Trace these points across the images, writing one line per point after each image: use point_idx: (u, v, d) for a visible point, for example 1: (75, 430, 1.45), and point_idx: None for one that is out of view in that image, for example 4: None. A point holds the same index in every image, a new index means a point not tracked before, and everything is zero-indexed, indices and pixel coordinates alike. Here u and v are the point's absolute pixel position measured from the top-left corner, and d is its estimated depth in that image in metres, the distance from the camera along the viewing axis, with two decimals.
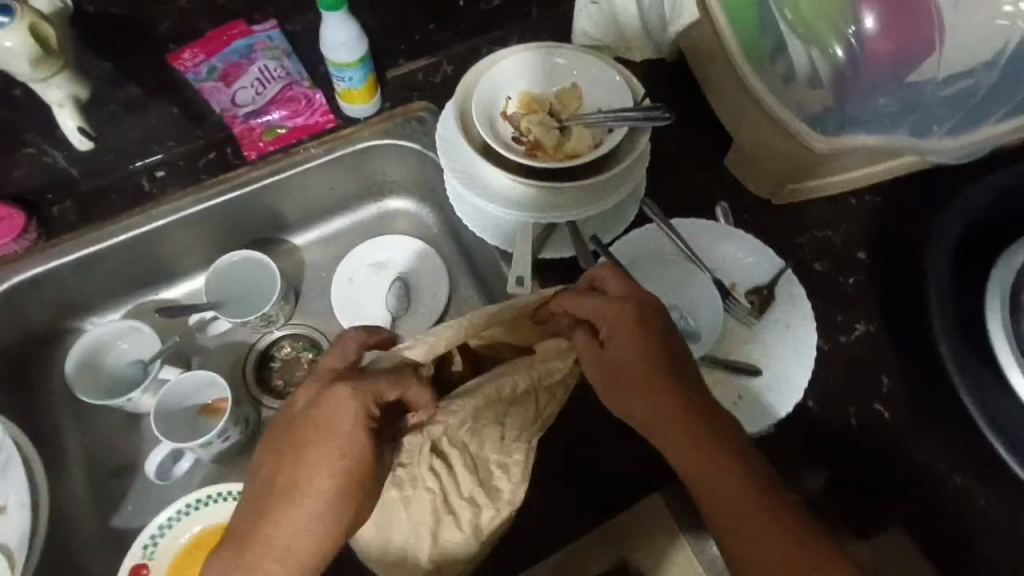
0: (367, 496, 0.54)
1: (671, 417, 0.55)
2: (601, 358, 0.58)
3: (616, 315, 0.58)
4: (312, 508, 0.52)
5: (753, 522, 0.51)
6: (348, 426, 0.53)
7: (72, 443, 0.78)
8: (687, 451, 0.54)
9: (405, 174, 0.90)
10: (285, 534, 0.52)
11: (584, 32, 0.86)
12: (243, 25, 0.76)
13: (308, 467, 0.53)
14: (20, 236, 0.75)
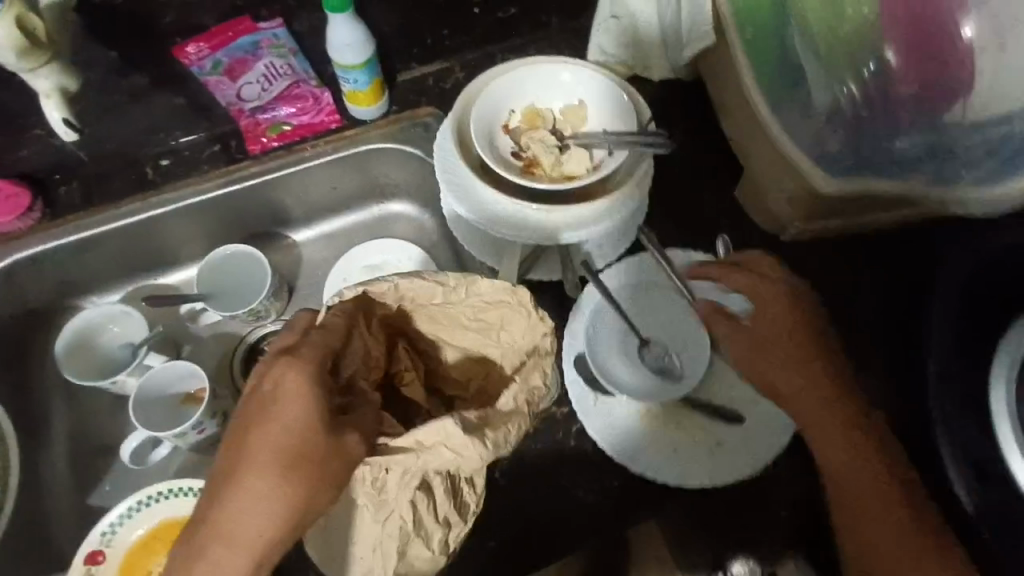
0: (319, 475, 0.53)
1: (818, 393, 0.63)
2: (752, 342, 0.65)
3: (773, 305, 0.64)
4: (268, 487, 0.53)
5: (876, 486, 0.59)
6: (291, 396, 0.54)
7: (58, 420, 0.80)
8: (818, 422, 0.62)
9: (408, 179, 0.89)
10: (246, 517, 0.52)
11: (601, 49, 0.83)
12: (248, 21, 0.73)
13: (258, 444, 0.54)
14: (25, 214, 0.77)
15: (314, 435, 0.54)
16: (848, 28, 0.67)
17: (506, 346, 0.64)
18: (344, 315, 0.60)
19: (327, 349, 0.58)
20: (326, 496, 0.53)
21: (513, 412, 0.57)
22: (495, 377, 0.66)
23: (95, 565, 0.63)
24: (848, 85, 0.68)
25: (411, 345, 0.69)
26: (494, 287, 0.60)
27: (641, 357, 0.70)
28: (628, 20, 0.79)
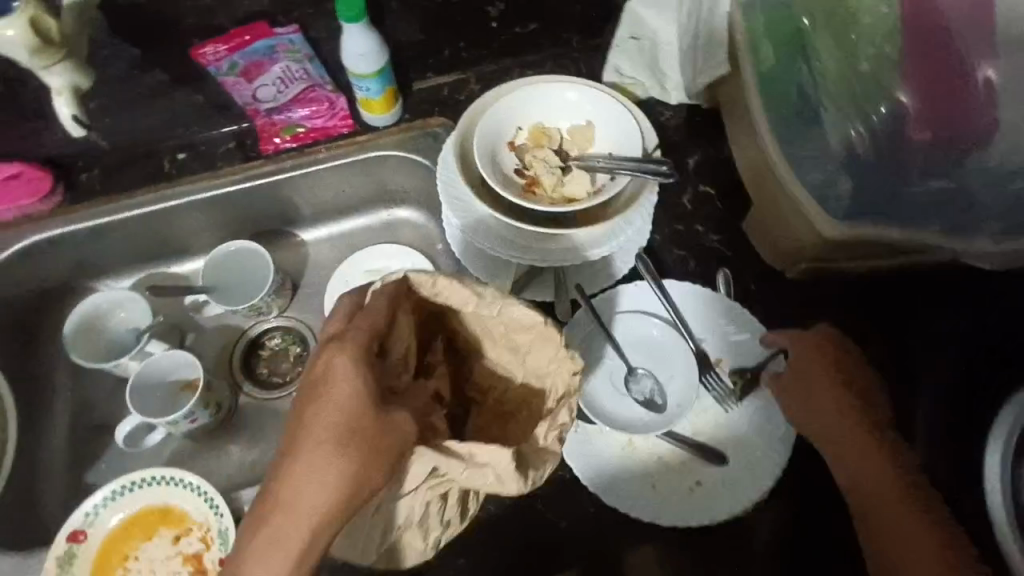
0: (371, 451, 0.51)
1: (862, 444, 0.60)
2: (792, 388, 0.63)
3: (816, 354, 0.63)
4: (322, 462, 0.50)
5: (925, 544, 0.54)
6: (345, 371, 0.53)
7: (63, 396, 0.83)
8: (861, 473, 0.59)
9: (416, 187, 0.90)
10: (301, 493, 0.49)
11: (618, 69, 0.83)
12: (265, 27, 0.82)
13: (313, 419, 0.52)
14: (46, 198, 0.80)
15: (367, 411, 0.52)
16: (863, 69, 0.65)
17: (531, 369, 0.62)
18: (389, 297, 0.58)
19: (375, 329, 0.56)
20: (378, 474, 0.51)
21: (544, 448, 0.55)
22: (517, 393, 0.64)
23: (77, 543, 0.65)
24: (855, 130, 0.65)
25: (446, 338, 0.66)
26: (524, 313, 0.58)
27: (627, 387, 0.69)
28: (648, 41, 0.82)
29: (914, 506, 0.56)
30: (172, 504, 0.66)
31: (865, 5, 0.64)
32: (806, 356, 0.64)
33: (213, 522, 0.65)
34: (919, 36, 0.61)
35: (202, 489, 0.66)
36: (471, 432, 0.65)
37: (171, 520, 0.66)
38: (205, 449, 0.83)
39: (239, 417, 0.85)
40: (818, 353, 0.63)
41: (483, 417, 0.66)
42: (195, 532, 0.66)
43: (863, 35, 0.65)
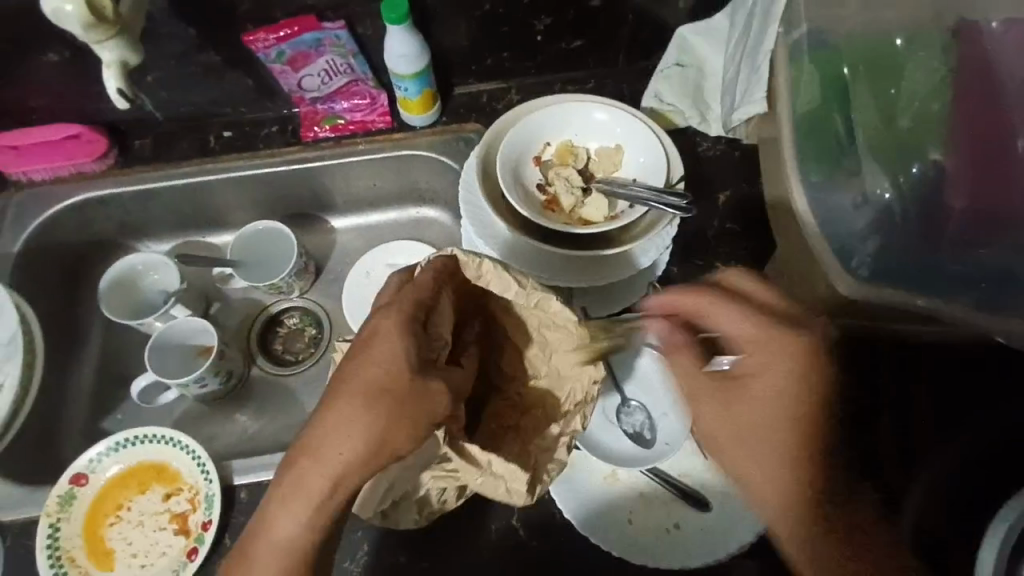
0: (404, 417, 0.51)
1: (806, 451, 0.57)
2: (723, 390, 0.59)
3: (754, 345, 0.58)
4: (356, 416, 0.51)
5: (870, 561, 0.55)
6: (392, 336, 0.53)
7: (94, 345, 0.89)
8: (796, 486, 0.57)
9: (445, 188, 0.91)
10: (333, 440, 0.51)
11: (658, 94, 0.82)
12: (313, 20, 0.75)
13: (354, 374, 0.52)
14: (100, 158, 0.86)
15: (406, 377, 0.52)
16: (901, 127, 0.62)
17: (557, 371, 0.64)
18: (436, 272, 0.56)
19: (419, 303, 0.55)
20: (409, 439, 0.51)
21: (551, 448, 0.59)
22: (537, 393, 0.65)
23: (77, 486, 0.69)
24: (884, 191, 0.63)
25: (483, 321, 0.65)
26: (560, 311, 0.58)
27: (618, 418, 0.68)
28: (694, 70, 0.80)
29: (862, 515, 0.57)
30: (169, 463, 0.70)
31: (913, 58, 0.62)
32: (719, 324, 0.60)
33: (201, 486, 0.68)
34: (966, 97, 0.59)
35: (197, 453, 0.69)
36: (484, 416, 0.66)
37: (165, 477, 0.70)
38: (212, 414, 0.86)
39: (249, 389, 0.88)
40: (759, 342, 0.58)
41: (501, 403, 0.66)
42: (184, 493, 0.69)
43: (905, 89, 0.62)
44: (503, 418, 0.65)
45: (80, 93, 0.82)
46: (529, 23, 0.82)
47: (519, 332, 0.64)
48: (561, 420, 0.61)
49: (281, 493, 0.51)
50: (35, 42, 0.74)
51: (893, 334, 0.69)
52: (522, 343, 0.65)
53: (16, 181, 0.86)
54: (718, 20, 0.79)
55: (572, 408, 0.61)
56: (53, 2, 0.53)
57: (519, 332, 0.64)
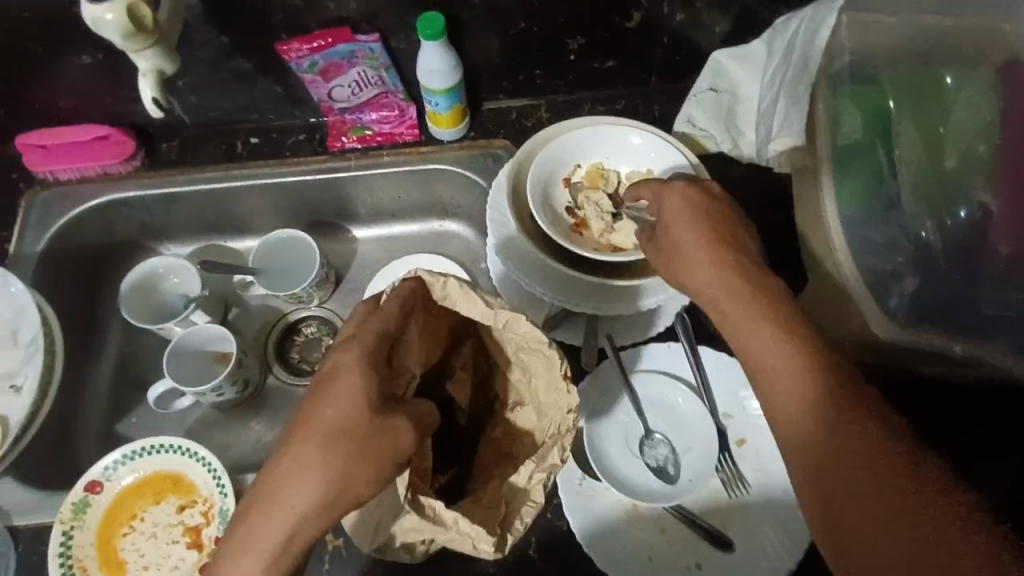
0: (364, 459, 0.48)
1: (777, 338, 0.49)
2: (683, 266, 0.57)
3: (685, 226, 0.58)
4: (310, 462, 0.47)
5: (869, 476, 0.42)
6: (352, 373, 0.50)
7: (113, 347, 0.89)
8: (769, 380, 0.48)
9: (470, 202, 0.90)
10: (285, 490, 0.47)
11: (690, 119, 0.81)
12: (348, 32, 0.75)
13: (311, 418, 0.49)
14: (128, 160, 0.85)
15: (366, 416, 0.49)
16: (947, 167, 0.59)
17: (538, 399, 0.62)
18: (402, 299, 0.56)
19: (383, 335, 0.54)
20: (370, 484, 0.48)
21: (525, 490, 0.54)
22: (523, 421, 0.65)
23: (92, 494, 0.68)
24: (926, 231, 0.60)
25: (474, 344, 0.66)
26: (531, 332, 0.56)
27: (641, 450, 0.66)
28: (727, 95, 0.80)
29: (856, 414, 0.44)
30: (185, 474, 0.69)
31: (961, 95, 0.59)
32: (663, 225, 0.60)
33: (216, 500, 0.68)
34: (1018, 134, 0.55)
35: (213, 465, 0.68)
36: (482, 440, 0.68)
37: (180, 488, 0.69)
38: (227, 422, 0.86)
39: (264, 398, 0.87)
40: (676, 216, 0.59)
41: (496, 430, 0.67)
42: (199, 506, 0.68)
43: (953, 128, 0.59)
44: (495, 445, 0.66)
45: (110, 95, 0.82)
46: (563, 42, 0.81)
47: (502, 356, 0.64)
48: (537, 452, 0.55)
49: (233, 547, 0.47)
50: (70, 44, 0.74)
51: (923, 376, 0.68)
52: (506, 368, 0.64)
53: (43, 180, 0.86)
54: (754, 47, 0.78)
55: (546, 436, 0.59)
56: (93, 12, 0.52)
57: (504, 357, 0.64)
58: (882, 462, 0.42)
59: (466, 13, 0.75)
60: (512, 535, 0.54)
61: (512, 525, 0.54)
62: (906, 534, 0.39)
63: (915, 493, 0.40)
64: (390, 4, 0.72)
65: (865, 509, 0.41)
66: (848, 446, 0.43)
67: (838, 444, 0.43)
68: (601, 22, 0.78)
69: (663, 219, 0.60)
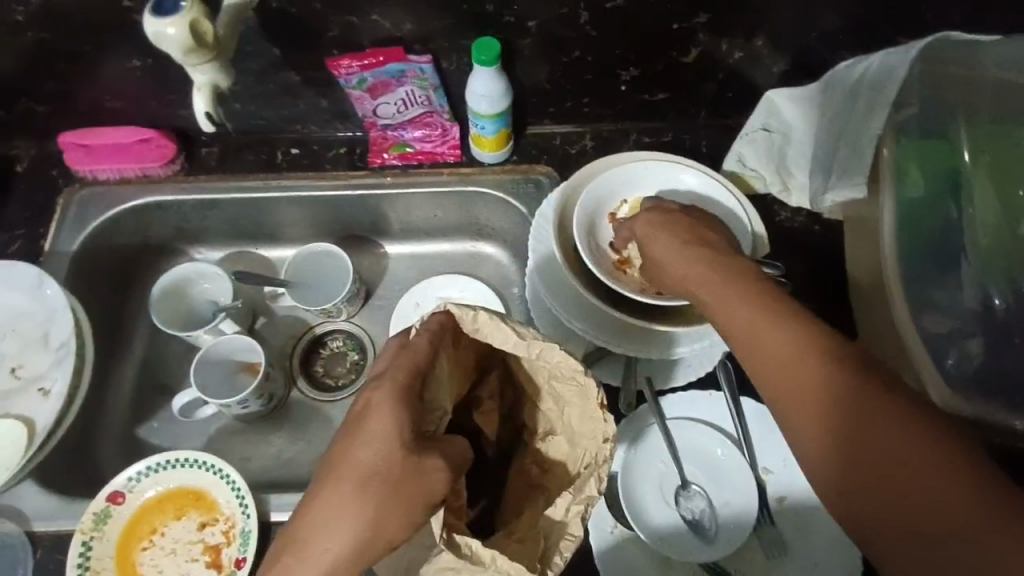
0: (399, 501, 0.45)
1: (775, 317, 0.47)
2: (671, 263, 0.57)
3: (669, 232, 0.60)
4: (345, 505, 0.45)
5: (890, 458, 0.39)
6: (384, 412, 0.48)
7: (138, 349, 0.88)
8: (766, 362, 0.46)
9: (506, 226, 0.88)
10: (318, 535, 0.45)
11: (740, 157, 0.79)
12: (400, 52, 0.74)
13: (345, 459, 0.47)
14: (168, 164, 0.85)
15: (399, 456, 0.47)
16: (1021, 232, 0.59)
17: (572, 428, 0.56)
18: (431, 334, 0.53)
19: (415, 372, 0.51)
20: (405, 528, 0.45)
21: (563, 522, 0.50)
22: (556, 452, 0.59)
23: (113, 505, 0.68)
24: (997, 298, 0.59)
25: (503, 374, 0.62)
26: (566, 361, 0.52)
27: (676, 501, 0.64)
28: (780, 136, 0.77)
29: (862, 387, 0.42)
30: (208, 490, 0.69)
31: None
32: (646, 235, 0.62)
33: (238, 520, 0.67)
34: None
35: (237, 484, 0.68)
36: (512, 474, 0.63)
37: (202, 505, 0.69)
38: (248, 434, 0.85)
39: (286, 412, 0.86)
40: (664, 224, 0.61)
41: (524, 461, 0.62)
42: (219, 525, 0.68)
43: None
44: (528, 477, 0.60)
45: (156, 99, 0.82)
46: (616, 72, 0.79)
47: (531, 383, 0.59)
48: (575, 484, 0.51)
49: None
50: (121, 48, 0.74)
51: None
52: (536, 397, 0.60)
53: (82, 178, 0.86)
54: (813, 90, 0.76)
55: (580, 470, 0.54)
56: (156, 26, 0.53)
57: (534, 385, 0.59)
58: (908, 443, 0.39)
59: (520, 39, 0.74)
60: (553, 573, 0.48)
61: (551, 563, 0.49)
62: (927, 504, 0.37)
63: (933, 466, 0.38)
64: (446, 26, 0.72)
65: (881, 485, 0.39)
66: (855, 425, 0.41)
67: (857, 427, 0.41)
68: (656, 55, 0.77)
69: (640, 237, 0.63)
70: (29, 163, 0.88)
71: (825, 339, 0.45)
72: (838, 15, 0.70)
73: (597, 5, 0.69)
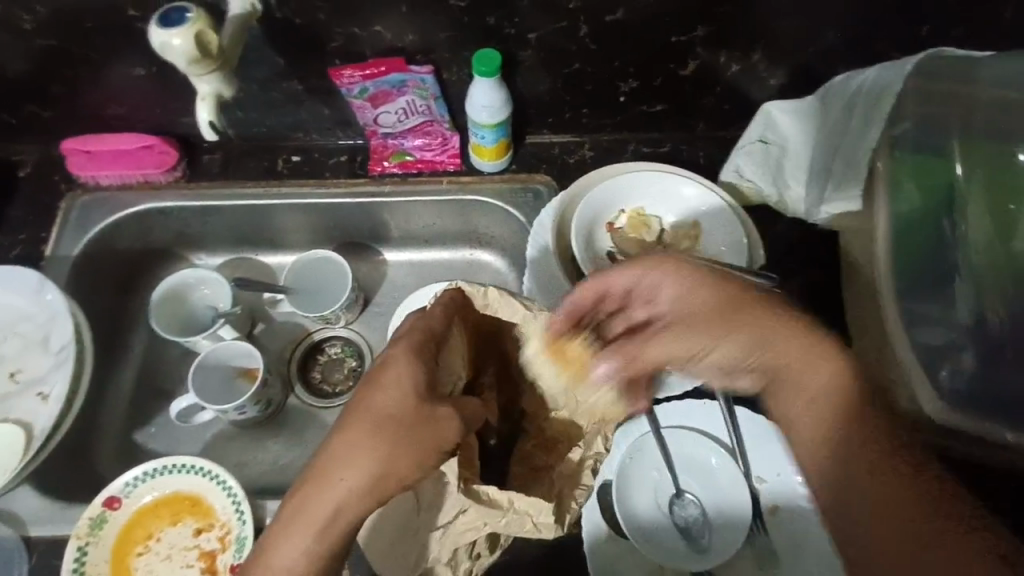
0: (414, 445, 0.46)
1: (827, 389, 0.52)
2: (762, 351, 0.52)
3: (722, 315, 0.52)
4: (362, 442, 0.46)
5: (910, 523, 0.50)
6: (400, 362, 0.48)
7: (137, 353, 0.88)
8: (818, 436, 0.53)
9: (505, 235, 0.89)
10: (338, 465, 0.45)
11: (737, 168, 0.78)
12: (402, 62, 0.75)
13: (362, 402, 0.47)
14: (169, 170, 0.85)
15: (413, 404, 0.47)
16: (1015, 248, 0.61)
17: (573, 401, 0.58)
18: (445, 307, 0.54)
19: (429, 335, 0.51)
20: (417, 470, 0.46)
21: (576, 472, 0.57)
22: (558, 425, 0.61)
23: (109, 511, 0.68)
24: (993, 315, 0.62)
25: (500, 364, 0.62)
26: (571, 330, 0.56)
27: (670, 508, 0.64)
28: (777, 147, 0.77)
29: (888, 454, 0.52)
30: (204, 497, 0.69)
31: None
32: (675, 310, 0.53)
33: (234, 526, 0.67)
34: None
35: (233, 491, 0.68)
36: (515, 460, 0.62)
37: (198, 511, 0.69)
38: (244, 440, 0.84)
39: (284, 419, 0.86)
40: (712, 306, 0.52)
41: (527, 445, 0.62)
42: (215, 531, 0.68)
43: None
44: (529, 459, 0.61)
45: (160, 106, 0.82)
46: (615, 84, 0.80)
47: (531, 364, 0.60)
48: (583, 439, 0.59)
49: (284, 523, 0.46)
50: (126, 55, 0.75)
51: (958, 455, 0.67)
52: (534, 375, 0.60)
53: (84, 184, 0.86)
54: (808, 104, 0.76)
55: None
56: (162, 37, 0.57)
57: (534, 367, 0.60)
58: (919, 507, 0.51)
59: (521, 51, 0.75)
60: (572, 514, 0.55)
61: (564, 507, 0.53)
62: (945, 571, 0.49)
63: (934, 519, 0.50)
64: (447, 38, 0.73)
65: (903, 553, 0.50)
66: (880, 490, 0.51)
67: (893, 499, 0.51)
68: (655, 67, 0.78)
69: (670, 296, 0.53)
70: (32, 168, 0.88)
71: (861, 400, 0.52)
72: (834, 29, 0.71)
73: (597, 18, 0.70)
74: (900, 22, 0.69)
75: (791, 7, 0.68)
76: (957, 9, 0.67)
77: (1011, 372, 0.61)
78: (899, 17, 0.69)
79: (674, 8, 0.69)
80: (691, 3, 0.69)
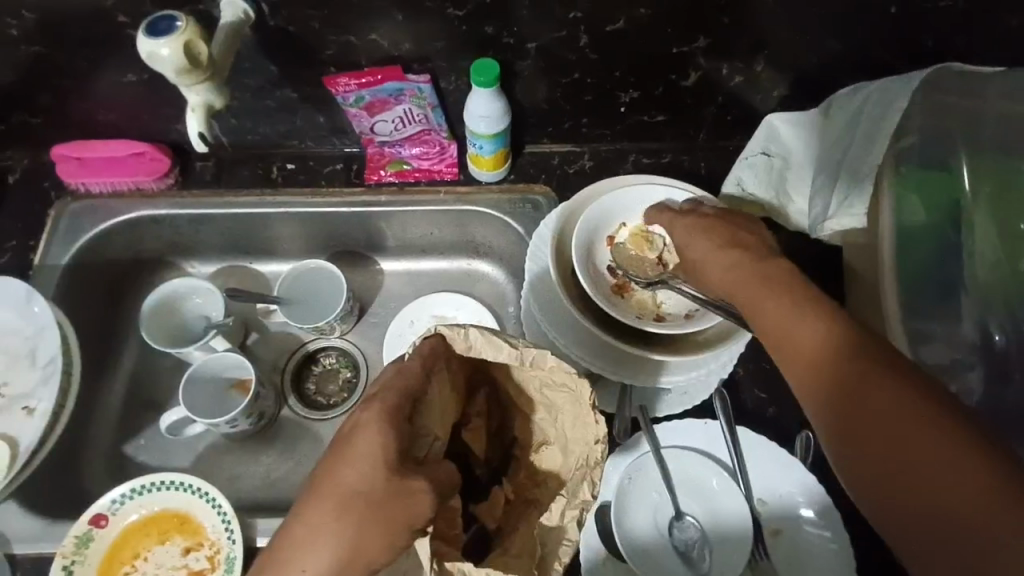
0: (380, 524, 0.43)
1: (786, 303, 0.48)
2: (743, 274, 0.53)
3: (734, 270, 0.54)
4: (324, 529, 0.43)
5: (902, 442, 0.39)
6: (369, 431, 0.46)
7: (128, 364, 0.86)
8: (799, 361, 0.46)
9: (503, 245, 0.87)
10: (301, 553, 0.43)
11: (740, 181, 0.76)
12: (398, 71, 0.73)
13: (328, 479, 0.45)
14: (161, 178, 0.83)
15: (383, 476, 0.45)
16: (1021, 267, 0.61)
17: (564, 436, 0.55)
18: (423, 357, 0.51)
19: (404, 395, 0.49)
20: (385, 551, 0.43)
21: (559, 528, 0.51)
22: (550, 463, 0.57)
23: (95, 528, 0.67)
24: (994, 333, 0.62)
25: (491, 391, 0.60)
26: (559, 367, 0.51)
27: (668, 531, 0.63)
28: (779, 160, 0.75)
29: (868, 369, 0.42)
30: (193, 514, 0.68)
31: None
32: (700, 256, 0.58)
33: (223, 545, 0.66)
34: None
35: (223, 509, 0.67)
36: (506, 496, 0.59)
37: (187, 529, 0.68)
38: (237, 454, 0.83)
39: (276, 432, 0.84)
40: (729, 264, 0.55)
41: (519, 478, 0.59)
42: (204, 550, 0.67)
43: None
44: (523, 488, 0.58)
45: (151, 112, 0.81)
46: (616, 94, 0.78)
47: (521, 396, 0.57)
48: (569, 488, 0.52)
49: None
50: (116, 63, 0.73)
51: None
52: (526, 408, 0.58)
53: (75, 191, 0.85)
54: (812, 114, 0.74)
55: (575, 472, 0.53)
56: (150, 46, 0.57)
57: (525, 398, 0.57)
58: (914, 424, 0.39)
59: (520, 60, 0.73)
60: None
61: (550, 568, 0.50)
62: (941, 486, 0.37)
63: (936, 441, 0.38)
64: (444, 47, 0.71)
65: (896, 478, 0.39)
66: (870, 411, 0.41)
67: (880, 413, 0.41)
68: (656, 78, 0.76)
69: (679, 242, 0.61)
70: (21, 175, 0.87)
71: (829, 313, 0.46)
72: (839, 42, 0.70)
73: (597, 28, 0.69)
74: (905, 35, 0.68)
75: (796, 17, 0.67)
76: (964, 21, 0.66)
77: (1018, 393, 0.60)
78: (905, 29, 0.68)
79: (675, 18, 0.68)
80: (693, 14, 0.67)
